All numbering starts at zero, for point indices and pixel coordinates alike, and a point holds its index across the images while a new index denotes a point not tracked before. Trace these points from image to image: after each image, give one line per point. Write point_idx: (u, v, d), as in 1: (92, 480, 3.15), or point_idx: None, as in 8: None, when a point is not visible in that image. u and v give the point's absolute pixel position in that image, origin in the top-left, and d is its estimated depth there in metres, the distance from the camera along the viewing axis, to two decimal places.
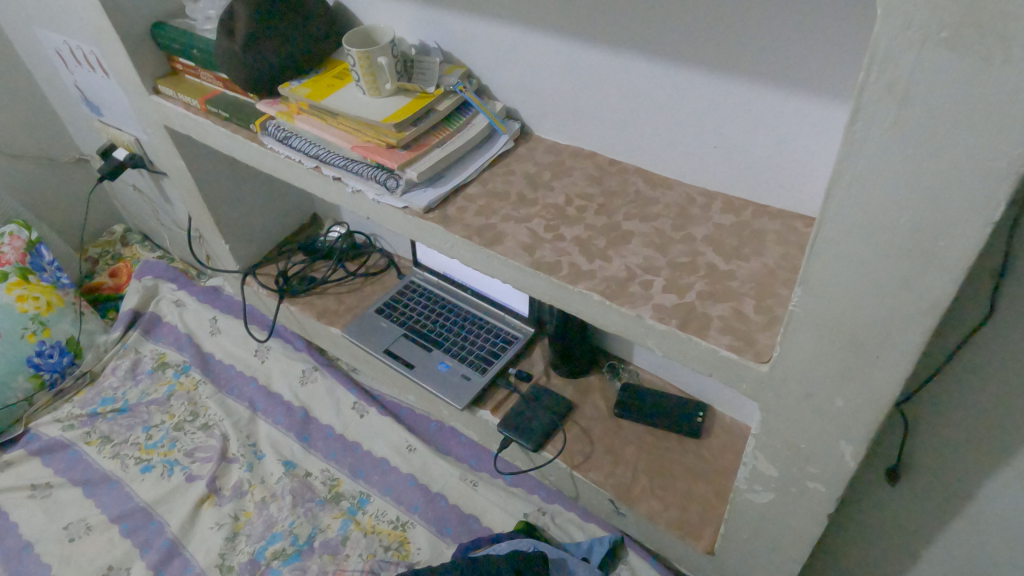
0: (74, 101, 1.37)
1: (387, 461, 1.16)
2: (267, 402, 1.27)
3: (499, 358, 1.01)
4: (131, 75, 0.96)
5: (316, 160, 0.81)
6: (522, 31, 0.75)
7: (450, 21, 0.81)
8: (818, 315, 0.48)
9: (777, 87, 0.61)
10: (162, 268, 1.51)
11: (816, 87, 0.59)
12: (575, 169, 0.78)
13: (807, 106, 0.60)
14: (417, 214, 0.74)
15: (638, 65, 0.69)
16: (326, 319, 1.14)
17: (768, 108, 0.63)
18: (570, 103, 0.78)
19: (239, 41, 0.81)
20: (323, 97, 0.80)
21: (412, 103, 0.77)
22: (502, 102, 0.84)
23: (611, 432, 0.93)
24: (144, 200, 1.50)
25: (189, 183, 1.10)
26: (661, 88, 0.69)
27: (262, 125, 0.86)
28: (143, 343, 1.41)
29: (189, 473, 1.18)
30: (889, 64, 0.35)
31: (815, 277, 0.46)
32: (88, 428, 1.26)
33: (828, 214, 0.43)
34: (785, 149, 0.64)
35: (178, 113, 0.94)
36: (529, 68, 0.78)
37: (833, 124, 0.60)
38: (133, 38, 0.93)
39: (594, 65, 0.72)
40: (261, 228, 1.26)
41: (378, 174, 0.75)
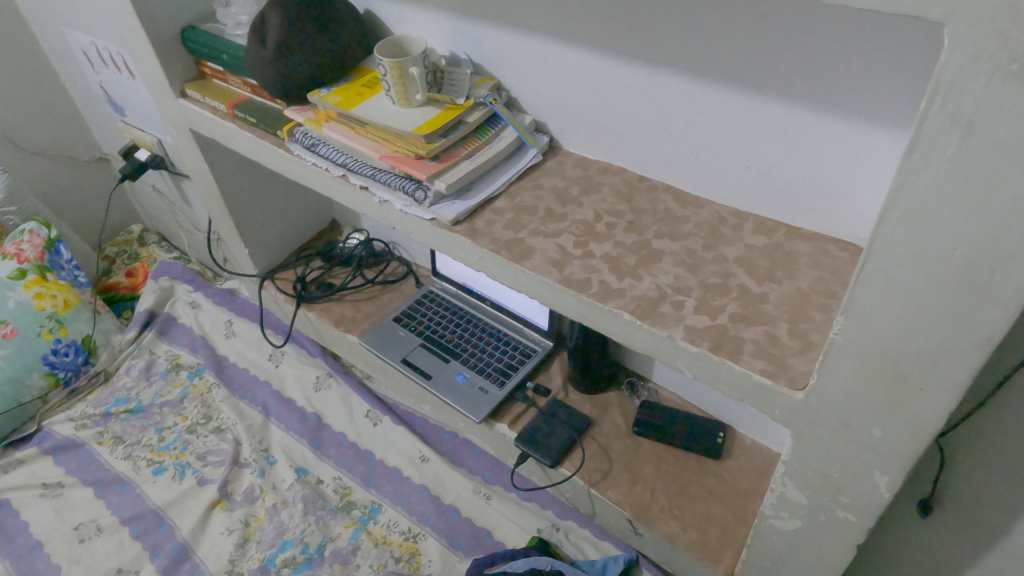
0: (98, 101, 1.37)
1: (399, 471, 1.16)
2: (281, 408, 1.26)
3: (517, 371, 1.01)
4: (159, 78, 0.96)
5: (343, 169, 0.81)
6: (555, 45, 0.75)
7: (481, 32, 0.81)
8: (859, 345, 0.47)
9: (816, 111, 0.60)
10: (178, 269, 1.51)
11: (857, 111, 0.58)
12: (604, 185, 0.78)
13: (846, 131, 0.59)
14: (445, 226, 0.73)
15: (674, 83, 0.68)
16: (343, 326, 1.13)
17: (805, 131, 0.62)
18: (601, 119, 0.77)
19: (271, 47, 0.81)
20: (353, 106, 0.80)
21: (442, 114, 0.77)
22: (531, 115, 0.84)
23: (629, 450, 0.92)
24: (163, 201, 1.50)
25: (211, 186, 1.10)
26: (696, 107, 0.68)
27: (290, 131, 0.86)
28: (157, 343, 1.41)
29: (201, 476, 1.17)
30: (954, 94, 0.34)
31: (860, 307, 0.45)
32: (100, 428, 1.26)
33: (878, 243, 0.42)
34: (821, 173, 0.64)
35: (204, 117, 0.94)
36: (561, 83, 0.78)
37: (872, 149, 0.59)
38: (163, 41, 0.93)
39: (627, 81, 0.72)
40: (280, 233, 1.26)
41: (406, 185, 0.75)
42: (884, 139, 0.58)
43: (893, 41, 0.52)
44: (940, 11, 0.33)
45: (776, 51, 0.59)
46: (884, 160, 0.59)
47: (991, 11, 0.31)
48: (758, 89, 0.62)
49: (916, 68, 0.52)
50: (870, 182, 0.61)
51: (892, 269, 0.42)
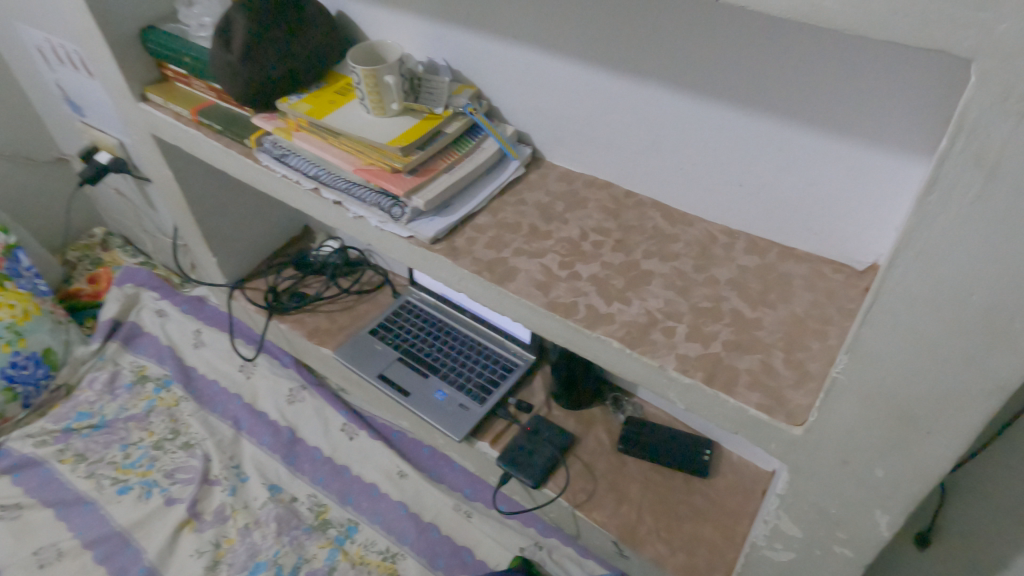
0: (54, 99, 1.30)
1: (377, 487, 1.12)
2: (252, 421, 1.22)
3: (498, 386, 0.98)
4: (118, 81, 0.91)
5: (315, 181, 0.77)
6: (538, 53, 0.71)
7: (460, 38, 0.76)
8: (864, 385, 0.45)
9: (814, 130, 0.57)
10: (144, 275, 1.45)
11: (856, 131, 0.55)
12: (590, 201, 0.74)
13: (845, 151, 0.57)
14: (423, 244, 0.69)
15: (663, 96, 0.65)
16: (317, 339, 1.09)
17: (801, 151, 0.59)
18: (586, 131, 0.74)
19: (236, 49, 0.76)
20: (325, 114, 0.76)
21: (418, 125, 0.73)
22: (514, 126, 0.80)
23: (615, 469, 0.90)
24: (126, 204, 1.44)
25: (177, 193, 1.04)
26: (686, 122, 0.65)
27: (258, 140, 0.81)
28: (121, 354, 1.34)
29: (168, 495, 1.13)
30: (980, 135, 0.31)
31: (865, 346, 0.43)
32: (61, 445, 1.20)
33: (887, 283, 0.39)
34: (817, 194, 0.61)
35: (167, 123, 0.89)
36: (545, 93, 0.74)
37: (871, 171, 0.56)
38: (121, 42, 0.87)
39: (614, 94, 0.68)
40: (250, 241, 1.21)
41: (382, 201, 0.71)
42: (884, 161, 0.55)
43: (896, 59, 0.50)
44: (968, 44, 0.30)
45: (772, 67, 0.56)
46: (886, 180, 0.56)
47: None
48: (753, 105, 0.59)
49: (920, 88, 0.50)
50: (868, 205, 0.59)
51: (903, 310, 0.40)
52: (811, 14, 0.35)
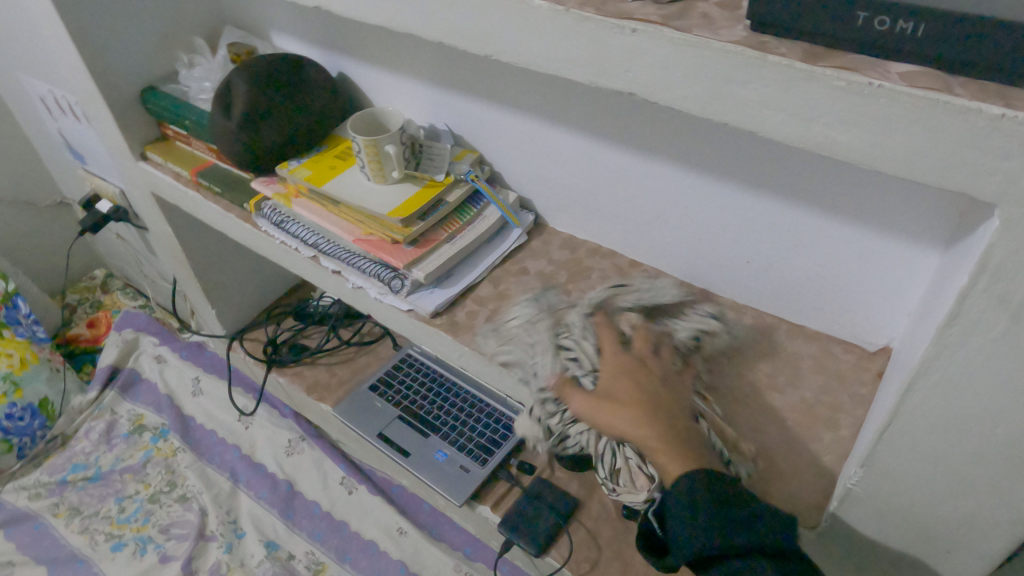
0: (57, 147, 1.30)
1: (376, 544, 1.10)
2: (250, 474, 1.20)
3: (500, 447, 0.96)
4: (119, 140, 0.90)
5: (313, 249, 0.76)
6: (541, 125, 0.70)
7: (462, 105, 0.76)
8: (881, 498, 0.43)
9: (821, 214, 0.56)
10: (143, 320, 1.44)
11: (867, 217, 0.53)
12: (594, 271, 0.73)
13: (856, 236, 0.55)
14: (424, 318, 0.68)
15: (667, 172, 0.63)
16: (316, 394, 1.07)
17: (808, 233, 0.58)
18: (589, 201, 0.73)
19: (236, 118, 0.76)
20: (324, 181, 0.75)
21: (420, 194, 0.72)
22: (516, 191, 0.79)
23: (619, 537, 0.86)
24: (127, 249, 1.43)
25: (177, 248, 1.04)
26: (691, 200, 0.64)
27: (257, 205, 0.80)
28: (119, 402, 1.33)
29: (163, 552, 1.10)
30: (1006, 277, 0.30)
31: (882, 464, 0.41)
32: (56, 499, 1.18)
33: (903, 407, 0.38)
34: (826, 275, 0.60)
35: (167, 183, 0.89)
36: (548, 162, 0.73)
37: (884, 257, 0.55)
38: (122, 103, 0.87)
39: (615, 167, 0.67)
40: (249, 291, 1.20)
41: (382, 273, 0.70)
42: (896, 248, 0.54)
43: None
44: (993, 190, 0.29)
45: (776, 153, 0.55)
46: (898, 266, 0.55)
47: None
48: (757, 186, 0.58)
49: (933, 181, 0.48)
50: (877, 287, 0.57)
51: (920, 433, 0.38)
52: (827, 147, 0.33)
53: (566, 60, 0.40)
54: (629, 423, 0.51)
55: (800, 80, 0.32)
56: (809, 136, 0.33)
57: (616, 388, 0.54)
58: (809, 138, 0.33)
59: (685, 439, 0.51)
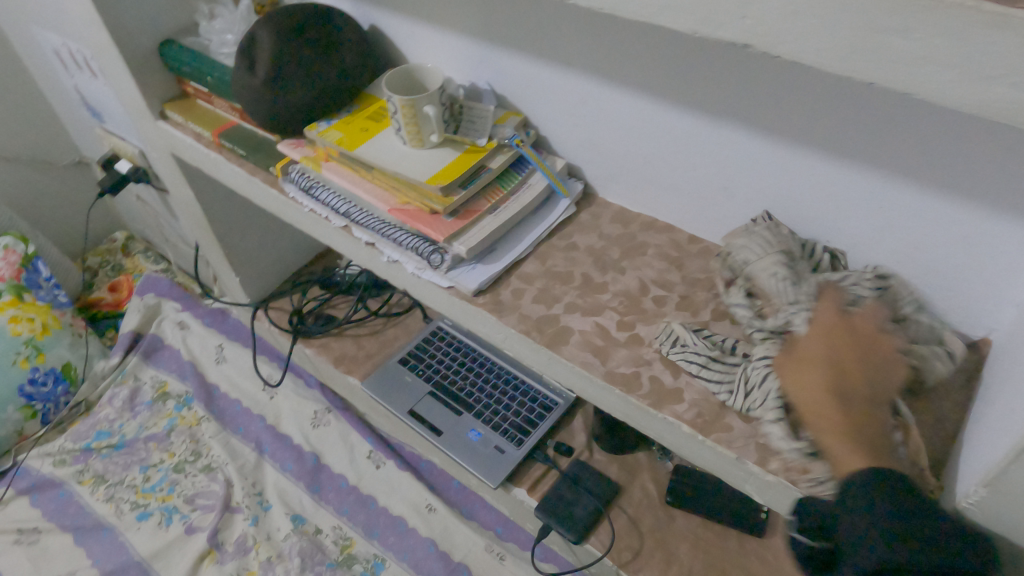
0: (75, 104, 1.25)
1: (404, 521, 1.07)
2: (275, 445, 1.17)
3: (537, 427, 0.91)
4: (136, 98, 0.85)
5: (345, 219, 0.70)
6: (595, 85, 0.63)
7: (507, 62, 0.69)
8: (1000, 521, 0.38)
9: (922, 191, 0.49)
10: (165, 284, 1.40)
11: (979, 196, 0.47)
12: (649, 247, 0.67)
13: (962, 216, 0.49)
14: (465, 296, 0.63)
15: (739, 139, 0.57)
16: (343, 366, 1.03)
17: (903, 212, 0.51)
18: (646, 170, 0.66)
19: (262, 74, 0.70)
20: (356, 145, 0.69)
21: (460, 160, 0.66)
22: (564, 158, 0.73)
23: (663, 526, 0.82)
24: (147, 211, 1.39)
25: (199, 212, 0.99)
26: (765, 171, 0.57)
27: (284, 169, 0.74)
28: (142, 369, 1.30)
29: (189, 523, 1.08)
30: None
31: (1010, 485, 0.35)
32: (80, 466, 1.16)
33: None
34: (919, 259, 0.53)
35: (187, 144, 0.83)
36: (601, 127, 0.66)
37: (992, 241, 0.48)
38: (139, 56, 0.81)
39: (679, 133, 0.60)
40: (274, 258, 1.15)
41: (420, 246, 0.64)
42: (1011, 232, 0.47)
43: None
44: None
45: (875, 120, 0.48)
46: (1009, 253, 0.48)
47: None
48: (846, 157, 0.51)
49: None
50: (981, 275, 0.51)
51: None
52: None
53: (665, 5, 0.36)
54: (812, 386, 0.44)
55: (986, 29, 0.27)
56: (985, 97, 0.29)
57: (814, 345, 0.46)
58: (979, 102, 0.30)
59: (870, 431, 0.42)
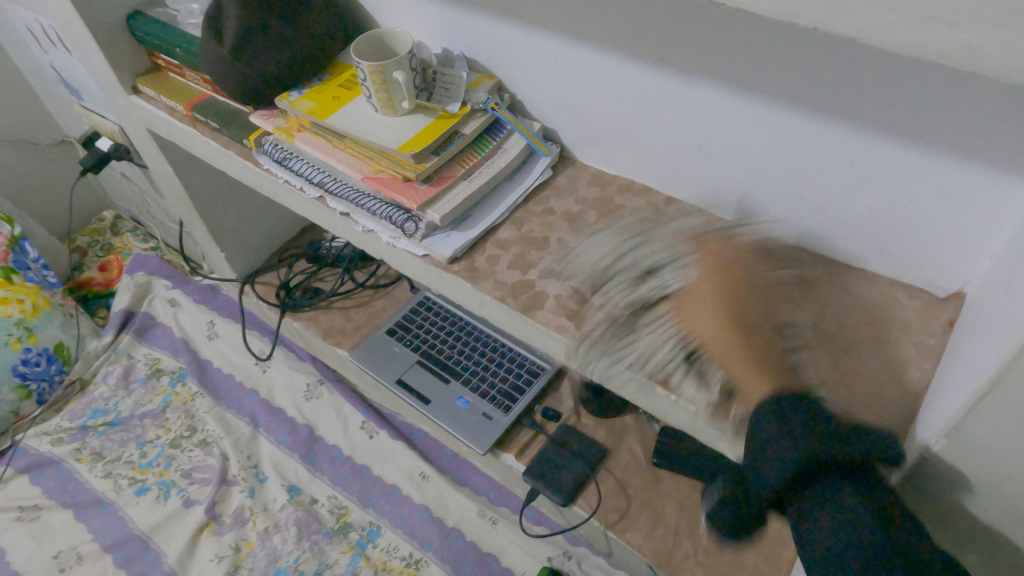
0: (52, 82, 1.24)
1: (398, 489, 1.08)
2: (269, 419, 1.18)
3: (524, 393, 0.92)
4: (107, 72, 0.83)
5: (319, 189, 0.70)
6: (568, 45, 0.62)
7: (477, 24, 0.68)
8: (963, 471, 0.38)
9: (896, 142, 0.48)
10: (154, 263, 1.40)
11: (950, 150, 0.46)
12: (626, 210, 0.66)
13: (934, 169, 0.48)
14: (440, 264, 0.63)
15: (713, 96, 0.56)
16: (332, 339, 1.03)
17: (878, 165, 0.51)
18: (621, 131, 0.65)
19: (228, 45, 0.69)
20: (328, 114, 0.68)
21: (433, 126, 0.65)
22: (540, 121, 0.72)
23: (650, 486, 0.83)
24: (132, 189, 1.38)
25: (178, 188, 0.98)
26: (740, 128, 0.56)
27: (257, 140, 0.73)
28: (135, 347, 1.31)
29: (187, 497, 1.10)
30: None
31: (969, 434, 0.35)
32: (77, 444, 1.18)
33: (1007, 372, 0.32)
34: (896, 213, 0.53)
35: (161, 119, 0.82)
36: (575, 88, 0.65)
37: (966, 195, 0.48)
38: (107, 30, 0.79)
39: (653, 91, 0.59)
40: (259, 232, 1.15)
41: (394, 215, 0.64)
42: (983, 185, 0.46)
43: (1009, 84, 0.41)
44: None
45: (845, 73, 0.47)
46: (982, 206, 0.47)
47: None
48: (821, 111, 0.50)
49: None
50: (954, 227, 0.50)
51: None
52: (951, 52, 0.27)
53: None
54: (706, 325, 0.48)
55: None
56: (929, 41, 0.27)
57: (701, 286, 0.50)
58: (925, 43, 0.27)
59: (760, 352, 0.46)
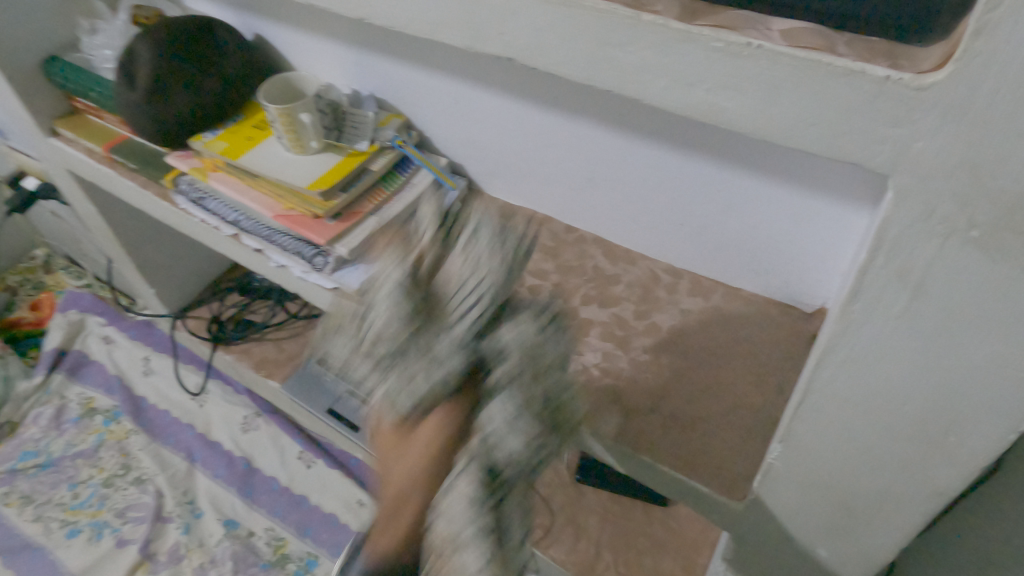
0: None
1: (336, 517, 1.09)
2: (206, 453, 1.18)
3: None
4: (24, 116, 0.84)
5: (234, 227, 0.72)
6: (464, 86, 0.66)
7: (382, 67, 0.71)
8: (801, 474, 0.41)
9: (753, 175, 0.53)
10: (88, 300, 1.38)
11: (797, 181, 0.51)
12: (529, 238, 0.70)
13: (787, 197, 0.53)
14: (349, 296, 0.65)
15: (595, 133, 0.60)
16: (264, 370, 1.04)
17: (740, 195, 0.55)
18: (520, 164, 0.69)
19: (141, 89, 0.71)
20: (240, 154, 0.70)
21: (341, 164, 0.68)
22: (447, 156, 0.76)
23: None
24: (63, 226, 1.37)
25: (103, 227, 0.99)
26: (621, 162, 0.61)
27: (174, 181, 0.75)
28: (68, 386, 1.29)
29: (120, 536, 1.09)
30: (899, 255, 0.28)
31: (797, 441, 0.39)
32: (7, 488, 1.16)
33: (815, 384, 0.35)
34: (759, 239, 0.58)
35: (80, 160, 0.83)
36: (475, 125, 0.69)
37: (816, 220, 0.53)
38: (23, 75, 0.80)
39: (543, 128, 0.63)
40: (189, 267, 1.15)
41: (304, 250, 0.66)
42: (828, 211, 0.52)
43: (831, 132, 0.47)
44: (883, 160, 0.26)
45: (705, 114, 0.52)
46: (830, 230, 0.53)
47: (946, 167, 0.25)
48: (688, 147, 0.55)
49: None
50: (809, 250, 0.55)
51: (834, 412, 0.36)
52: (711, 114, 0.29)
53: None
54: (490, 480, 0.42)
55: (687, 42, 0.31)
56: (689, 106, 0.30)
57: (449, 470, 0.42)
58: (688, 104, 0.30)
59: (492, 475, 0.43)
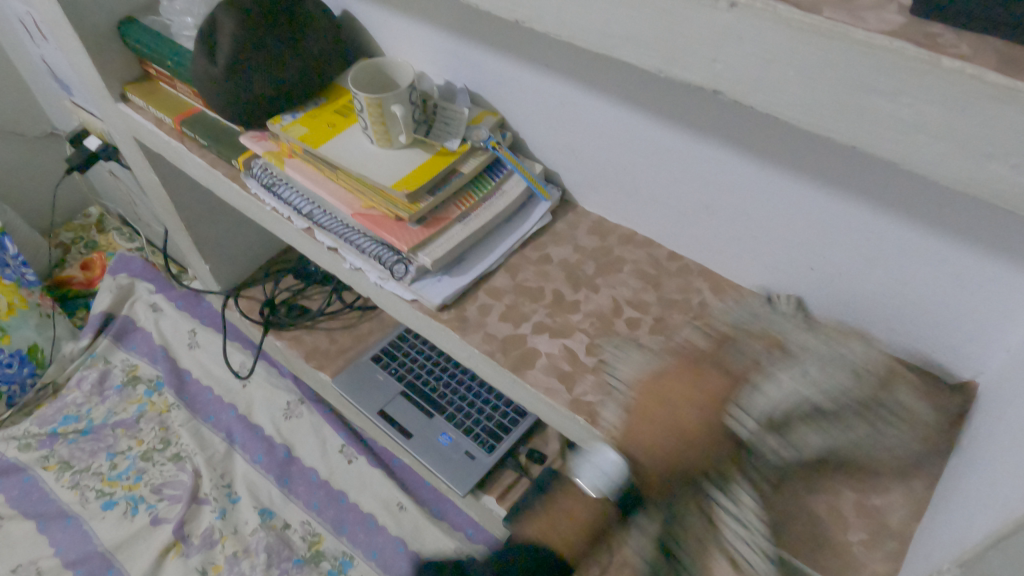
0: (43, 76, 1.20)
1: (374, 518, 1.05)
2: (246, 435, 1.14)
3: (509, 433, 0.88)
4: (95, 79, 0.80)
5: (307, 220, 0.67)
6: (574, 89, 0.59)
7: (482, 61, 0.65)
8: None
9: (914, 226, 0.46)
10: (139, 265, 1.36)
11: (970, 240, 0.44)
12: (626, 263, 0.63)
13: (953, 256, 0.45)
14: (429, 311, 0.60)
15: (723, 156, 0.53)
16: (315, 361, 1.00)
17: (892, 245, 0.48)
18: (625, 180, 0.63)
19: (221, 64, 0.66)
20: (321, 142, 0.65)
21: (430, 162, 0.62)
22: (542, 162, 0.69)
23: None
24: (120, 187, 1.34)
25: (164, 198, 0.95)
26: (750, 192, 0.54)
27: (246, 163, 0.70)
28: (113, 351, 1.27)
29: (155, 514, 1.06)
30: None
31: None
32: (46, 451, 1.14)
33: None
34: (904, 296, 0.50)
35: (149, 130, 0.79)
36: (580, 132, 0.62)
37: (983, 285, 0.45)
38: (98, 35, 0.76)
39: (661, 144, 0.57)
40: (246, 245, 1.12)
41: (384, 255, 0.61)
42: (1003, 278, 0.44)
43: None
44: None
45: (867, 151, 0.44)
46: (999, 299, 0.45)
47: None
48: (837, 185, 0.48)
49: None
50: (972, 316, 0.47)
51: None
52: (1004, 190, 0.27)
53: (626, 37, 0.36)
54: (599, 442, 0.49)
55: (985, 99, 0.25)
56: (977, 174, 0.28)
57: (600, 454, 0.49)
58: (975, 178, 0.28)
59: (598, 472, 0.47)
